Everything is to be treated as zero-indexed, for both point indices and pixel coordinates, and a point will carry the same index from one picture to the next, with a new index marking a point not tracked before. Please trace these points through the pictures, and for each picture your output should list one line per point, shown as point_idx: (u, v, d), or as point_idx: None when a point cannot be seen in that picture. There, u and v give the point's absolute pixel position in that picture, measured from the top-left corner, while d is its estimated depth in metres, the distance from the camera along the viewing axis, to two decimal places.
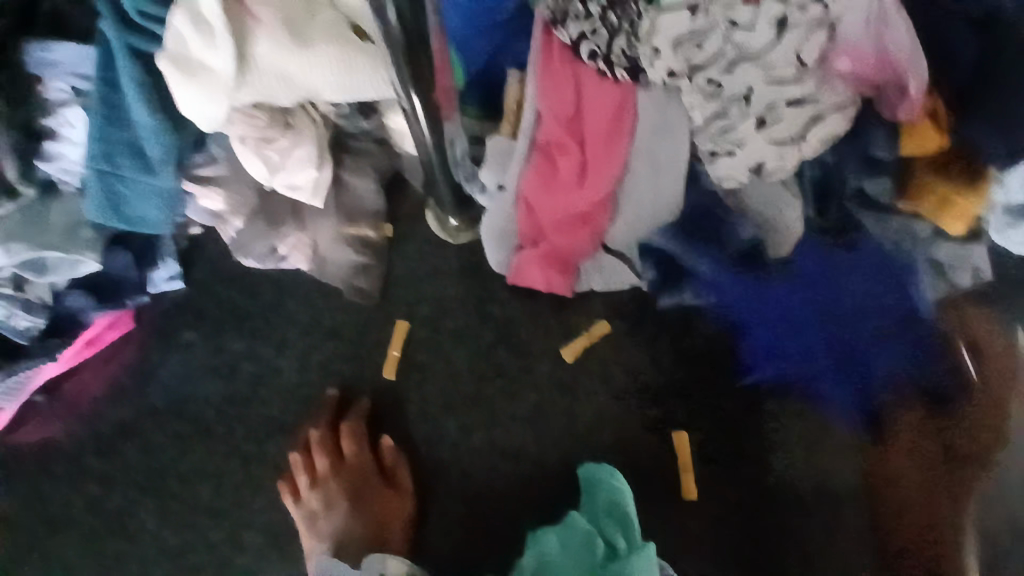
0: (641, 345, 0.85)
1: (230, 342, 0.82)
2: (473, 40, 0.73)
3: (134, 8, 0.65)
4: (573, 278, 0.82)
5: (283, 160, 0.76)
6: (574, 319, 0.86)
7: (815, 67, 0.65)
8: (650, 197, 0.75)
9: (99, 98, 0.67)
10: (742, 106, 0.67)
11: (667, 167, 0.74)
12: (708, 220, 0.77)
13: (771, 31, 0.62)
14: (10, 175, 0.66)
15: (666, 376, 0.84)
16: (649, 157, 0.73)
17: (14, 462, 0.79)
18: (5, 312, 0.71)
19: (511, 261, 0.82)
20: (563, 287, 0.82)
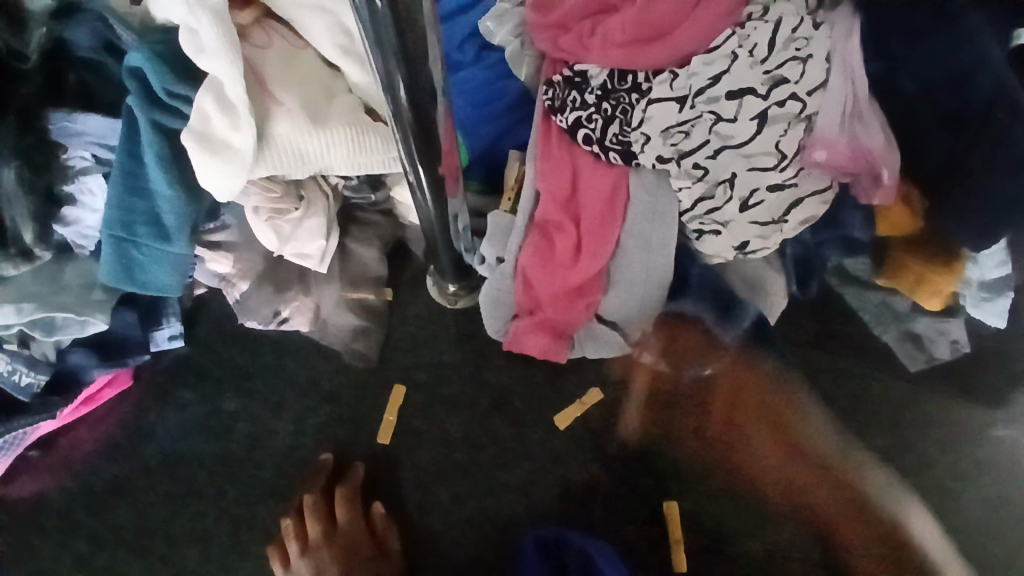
0: (636, 413, 0.82)
1: (228, 401, 0.84)
2: (479, 126, 0.85)
3: (161, 89, 0.68)
4: (566, 346, 0.81)
5: (294, 230, 0.78)
6: (568, 386, 0.83)
7: (794, 158, 0.67)
8: (643, 278, 0.74)
9: (121, 171, 0.70)
10: (728, 189, 0.68)
11: (659, 249, 0.73)
12: (723, 293, 0.75)
13: (753, 124, 0.66)
14: (27, 238, 0.71)
15: (660, 447, 0.82)
16: (641, 238, 0.73)
17: (12, 518, 0.81)
18: (9, 368, 0.76)
19: (507, 328, 0.82)
20: (557, 354, 0.81)
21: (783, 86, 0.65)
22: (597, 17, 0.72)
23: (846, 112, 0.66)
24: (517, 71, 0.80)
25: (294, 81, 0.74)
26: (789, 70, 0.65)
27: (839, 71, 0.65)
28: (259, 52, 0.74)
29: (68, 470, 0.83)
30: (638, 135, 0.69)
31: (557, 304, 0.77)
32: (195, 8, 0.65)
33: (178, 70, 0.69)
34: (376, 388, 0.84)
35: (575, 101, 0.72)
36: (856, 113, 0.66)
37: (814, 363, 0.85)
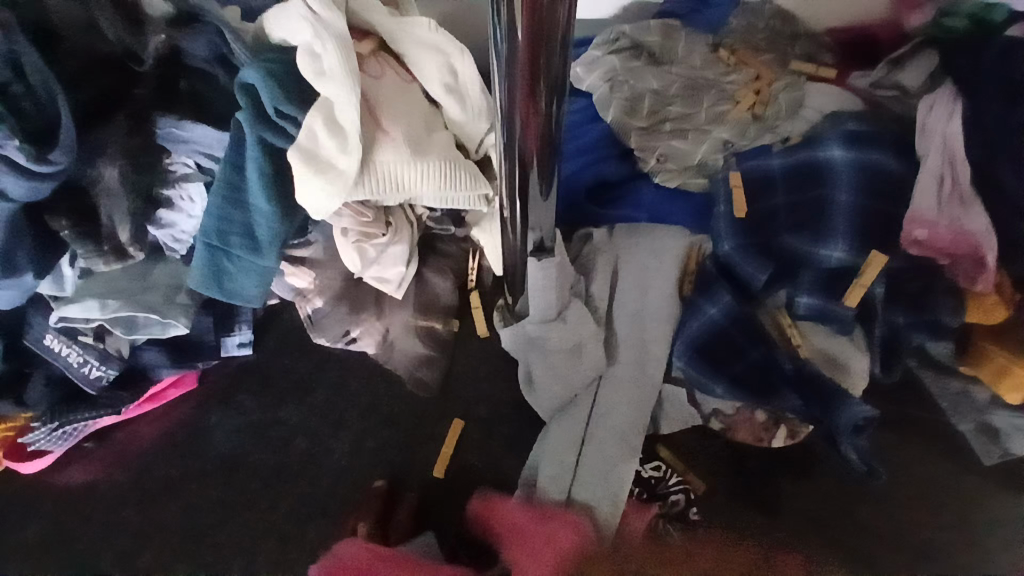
0: (728, 471, 0.81)
1: (288, 414, 0.84)
2: None
3: (272, 107, 0.70)
4: (601, 416, 0.78)
5: (378, 255, 0.80)
6: (651, 444, 0.81)
7: (695, 277, 0.81)
8: (641, 357, 0.80)
9: (224, 182, 0.72)
10: (667, 305, 0.81)
11: (654, 317, 0.81)
12: (769, 376, 0.75)
13: (672, 262, 0.82)
14: (124, 238, 0.72)
15: (743, 501, 0.79)
16: (635, 316, 0.82)
17: (62, 505, 0.82)
18: (81, 359, 0.78)
19: (554, 393, 0.79)
20: (595, 426, 0.77)
21: (667, 240, 0.84)
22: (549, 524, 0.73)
23: (942, 195, 0.76)
24: (604, 113, 0.83)
25: (400, 114, 0.76)
26: (659, 236, 0.84)
27: (935, 151, 0.77)
28: (373, 81, 0.77)
29: (122, 465, 0.83)
30: (583, 264, 0.85)
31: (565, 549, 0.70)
32: (322, 33, 0.69)
33: (290, 91, 0.71)
34: (435, 419, 0.83)
35: (585, 267, 0.84)
36: (952, 198, 0.76)
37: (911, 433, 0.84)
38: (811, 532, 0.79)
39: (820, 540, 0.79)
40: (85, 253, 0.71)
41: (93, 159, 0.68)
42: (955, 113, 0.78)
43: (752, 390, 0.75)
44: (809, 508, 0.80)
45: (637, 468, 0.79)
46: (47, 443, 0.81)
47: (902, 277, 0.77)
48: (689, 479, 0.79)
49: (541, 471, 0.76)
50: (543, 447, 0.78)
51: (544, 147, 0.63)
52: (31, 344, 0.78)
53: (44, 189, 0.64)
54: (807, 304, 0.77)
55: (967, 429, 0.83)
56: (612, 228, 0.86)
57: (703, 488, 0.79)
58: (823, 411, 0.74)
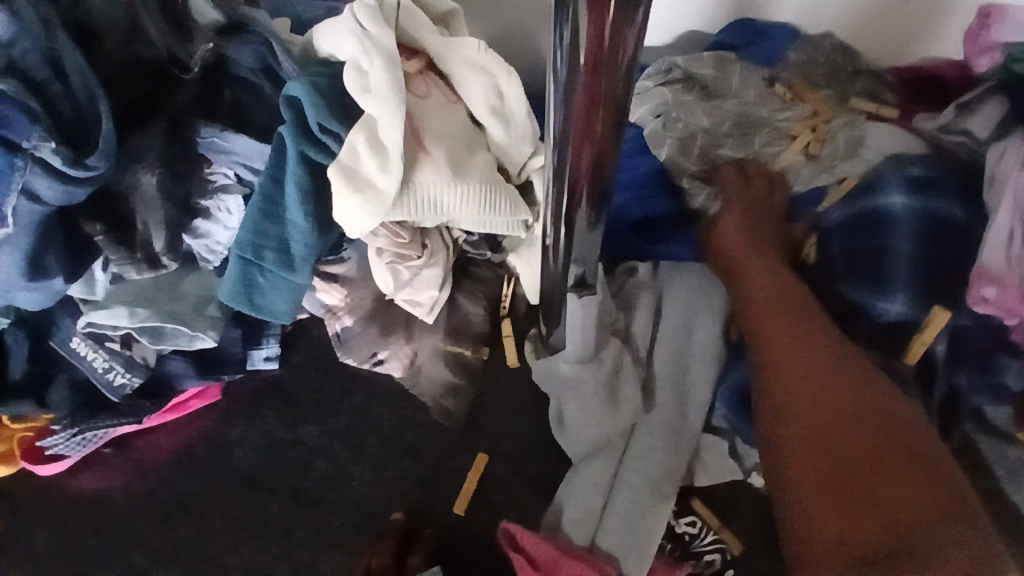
0: (768, 528, 0.75)
1: (308, 435, 0.82)
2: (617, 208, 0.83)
3: (315, 122, 0.69)
4: (639, 463, 0.73)
5: (412, 277, 0.78)
6: (687, 496, 0.75)
7: (738, 318, 0.78)
8: (680, 399, 0.76)
9: (262, 196, 0.71)
10: (710, 346, 0.77)
11: (696, 359, 0.77)
12: None
13: (716, 303, 0.79)
14: (157, 247, 0.70)
15: (783, 561, 0.74)
16: (676, 356, 0.78)
17: (74, 514, 0.80)
18: (107, 364, 0.76)
19: (587, 437, 0.74)
20: (631, 472, 0.72)
21: (710, 279, 0.81)
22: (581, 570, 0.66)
23: (1013, 250, 0.69)
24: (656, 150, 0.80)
25: (443, 135, 0.75)
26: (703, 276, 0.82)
27: (1006, 203, 0.71)
28: (417, 101, 0.75)
29: (138, 476, 0.82)
30: (622, 299, 0.81)
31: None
32: (369, 50, 0.68)
33: (335, 108, 0.69)
34: (459, 451, 0.80)
35: (624, 302, 0.80)
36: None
37: None
38: None
39: None
40: (117, 260, 0.68)
41: (130, 163, 0.67)
42: None
43: None
44: None
45: (671, 523, 0.74)
46: (66, 448, 0.80)
47: (964, 338, 0.72)
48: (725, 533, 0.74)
49: (571, 517, 0.71)
50: (571, 493, 0.73)
51: (597, 180, 0.59)
52: (58, 346, 0.78)
53: (78, 195, 0.61)
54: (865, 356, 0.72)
55: None
56: (657, 264, 0.82)
57: (740, 547, 0.74)
58: None
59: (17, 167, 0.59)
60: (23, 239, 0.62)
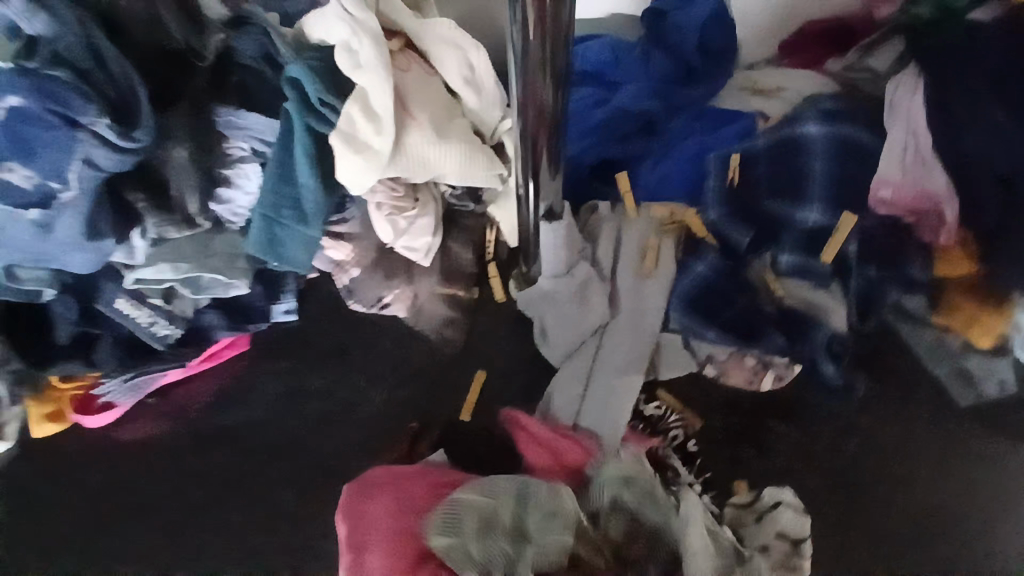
0: (721, 404, 0.91)
1: (329, 370, 0.95)
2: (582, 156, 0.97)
3: (316, 97, 0.81)
4: (606, 361, 0.88)
5: (408, 226, 0.91)
6: (652, 386, 0.91)
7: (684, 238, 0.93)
8: (639, 309, 0.90)
9: (276, 162, 0.84)
10: (662, 264, 0.91)
11: (653, 275, 0.91)
12: (751, 320, 0.86)
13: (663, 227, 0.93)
14: (192, 208, 0.83)
15: (730, 424, 0.90)
16: (634, 273, 0.92)
17: (126, 454, 0.92)
18: (151, 319, 0.89)
19: (565, 342, 0.91)
20: (602, 369, 0.88)
21: (661, 207, 0.94)
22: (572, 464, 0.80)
23: (907, 162, 0.86)
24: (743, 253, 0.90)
25: (425, 101, 0.88)
26: (656, 208, 0.95)
27: (902, 126, 0.87)
28: (402, 74, 0.88)
29: (181, 417, 0.94)
30: (588, 232, 0.95)
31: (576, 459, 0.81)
32: (358, 32, 0.80)
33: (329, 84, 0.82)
34: (460, 371, 0.94)
35: (589, 234, 0.95)
36: (918, 161, 0.86)
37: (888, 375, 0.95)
38: (798, 449, 0.90)
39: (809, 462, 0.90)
40: (161, 221, 0.82)
41: (165, 141, 0.80)
42: (918, 89, 0.87)
43: (739, 335, 0.86)
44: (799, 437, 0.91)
45: (640, 406, 0.89)
46: (117, 395, 0.92)
47: (873, 237, 0.88)
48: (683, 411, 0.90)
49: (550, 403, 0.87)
50: (551, 388, 0.88)
51: (550, 128, 0.74)
52: (104, 309, 0.89)
53: (126, 162, 0.75)
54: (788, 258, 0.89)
55: (937, 371, 0.94)
56: (614, 202, 0.97)
57: (698, 423, 0.90)
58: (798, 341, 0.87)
59: (76, 139, 0.71)
60: (81, 202, 0.75)
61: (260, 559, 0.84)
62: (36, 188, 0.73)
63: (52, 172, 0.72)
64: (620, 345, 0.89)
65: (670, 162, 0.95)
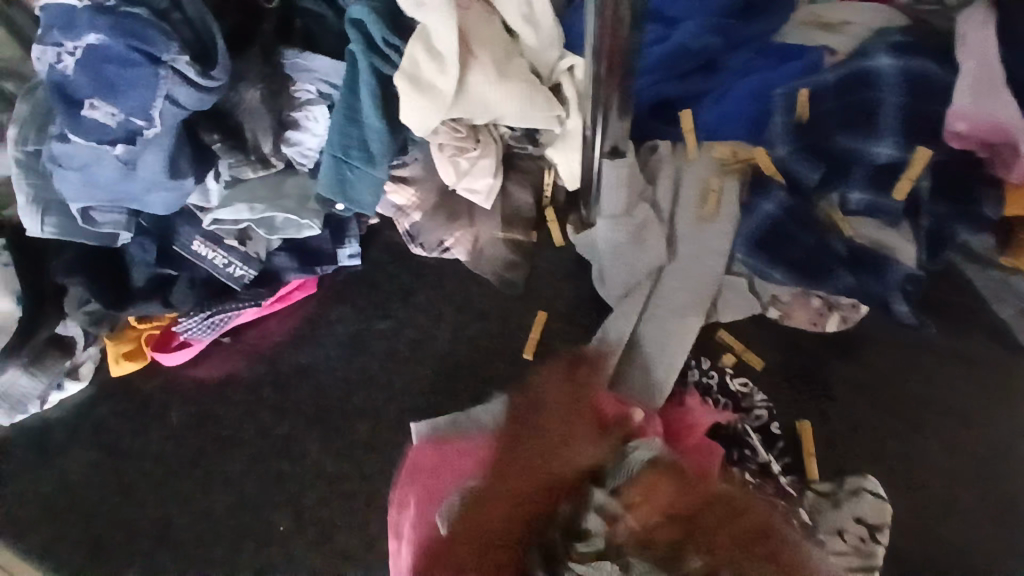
0: (780, 345, 0.91)
1: (395, 310, 0.97)
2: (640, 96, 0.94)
3: (380, 37, 0.82)
4: (668, 301, 0.88)
5: (470, 167, 0.92)
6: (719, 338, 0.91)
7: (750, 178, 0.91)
8: (701, 249, 0.89)
9: (342, 103, 0.84)
10: (725, 205, 0.90)
11: (717, 215, 0.90)
12: (818, 259, 0.85)
13: (724, 166, 0.92)
14: (266, 149, 0.85)
15: (792, 366, 0.90)
16: (696, 214, 0.90)
17: (206, 391, 0.97)
18: (227, 260, 0.92)
19: (626, 284, 0.90)
20: (665, 309, 0.88)
21: (723, 147, 0.92)
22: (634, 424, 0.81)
23: (978, 92, 0.81)
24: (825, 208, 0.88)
25: (487, 41, 0.87)
26: (718, 148, 0.93)
27: (971, 54, 0.83)
28: (464, 13, 0.87)
29: (256, 354, 0.97)
30: (647, 172, 0.94)
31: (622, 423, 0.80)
32: None
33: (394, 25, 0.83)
34: (521, 312, 0.95)
35: (649, 175, 0.93)
36: (991, 90, 0.82)
37: (955, 317, 0.93)
38: (865, 386, 0.89)
39: (878, 399, 0.89)
40: (237, 162, 0.85)
41: (236, 84, 0.83)
42: (989, 22, 0.83)
43: (805, 273, 0.85)
44: (866, 376, 0.90)
45: (725, 380, 0.89)
46: (197, 332, 0.95)
47: (942, 172, 0.85)
48: (745, 354, 0.90)
49: (608, 341, 0.87)
50: (610, 327, 0.88)
51: (621, 64, 0.74)
52: (180, 250, 0.93)
53: (206, 101, 0.76)
54: (859, 197, 0.86)
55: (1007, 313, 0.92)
56: (674, 142, 0.95)
57: (761, 363, 0.90)
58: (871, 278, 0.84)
59: (159, 77, 0.73)
60: (165, 140, 0.77)
61: (334, 490, 0.88)
62: (121, 125, 0.74)
63: (137, 109, 0.73)
64: (682, 285, 0.89)
65: (729, 101, 0.93)
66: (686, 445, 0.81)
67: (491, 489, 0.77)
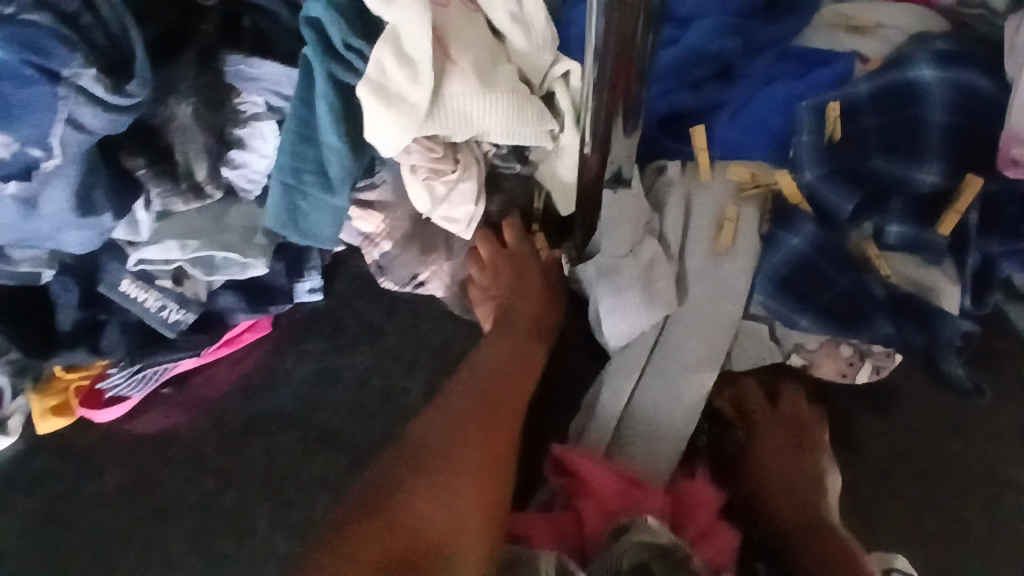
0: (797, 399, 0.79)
1: (361, 356, 0.85)
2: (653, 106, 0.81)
3: (340, 40, 0.69)
4: (677, 349, 0.76)
5: (448, 192, 0.79)
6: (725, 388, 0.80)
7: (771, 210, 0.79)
8: (714, 291, 0.77)
9: (294, 118, 0.71)
10: (743, 241, 0.77)
11: (736, 254, 0.77)
12: (851, 307, 0.73)
13: (734, 190, 0.80)
14: (200, 176, 0.72)
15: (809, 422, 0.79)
16: (709, 250, 0.78)
17: (142, 450, 0.83)
18: (160, 303, 0.79)
19: (632, 335, 0.75)
20: (674, 362, 0.76)
21: (738, 168, 0.80)
22: (636, 491, 0.69)
23: None
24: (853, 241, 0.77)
25: (468, 44, 0.74)
26: (732, 172, 0.80)
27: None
28: (440, 11, 0.73)
29: (202, 408, 0.85)
30: (654, 198, 0.82)
31: (615, 490, 0.69)
32: None
33: (357, 26, 0.70)
34: None
35: (655, 202, 0.81)
36: None
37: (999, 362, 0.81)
38: (896, 441, 0.78)
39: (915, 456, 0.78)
40: (164, 193, 0.72)
41: (165, 97, 0.69)
42: None
43: (839, 321, 0.73)
44: (899, 430, 0.79)
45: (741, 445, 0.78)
46: (127, 388, 0.83)
47: (995, 204, 0.74)
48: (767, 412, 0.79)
49: (608, 399, 0.76)
50: (610, 382, 0.76)
51: (631, 74, 0.62)
52: (106, 291, 0.80)
53: (121, 123, 0.63)
54: (897, 231, 0.75)
55: None
56: (683, 163, 0.83)
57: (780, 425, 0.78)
58: (912, 325, 0.73)
59: (58, 96, 0.59)
60: (70, 171, 0.64)
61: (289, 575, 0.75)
62: (15, 156, 0.62)
63: (34, 137, 0.61)
64: (697, 331, 0.76)
65: (749, 116, 0.81)
66: (693, 527, 0.69)
67: (448, 430, 0.73)
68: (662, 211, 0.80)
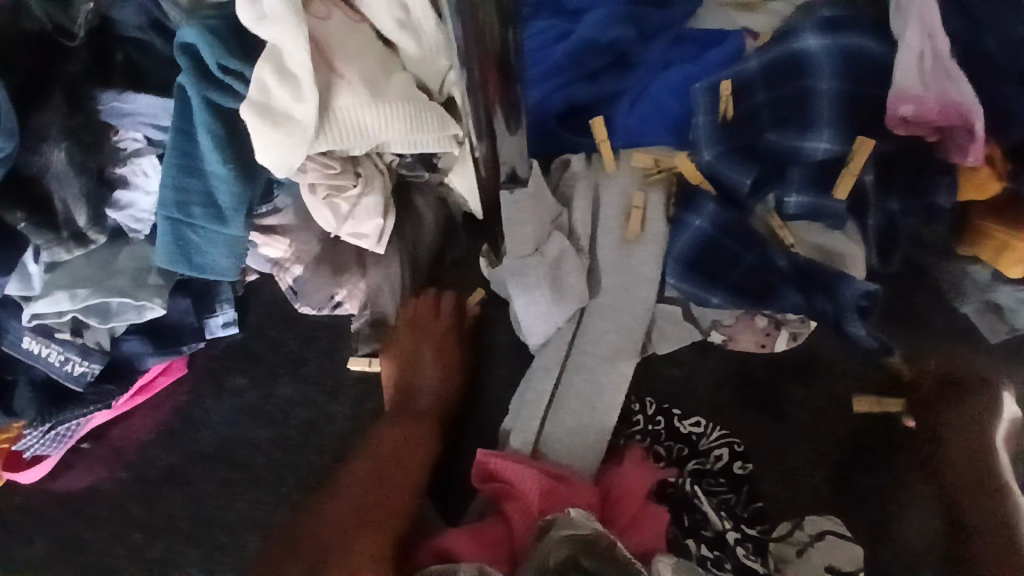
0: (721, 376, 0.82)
1: (281, 388, 0.83)
2: (551, 100, 0.80)
3: (214, 62, 0.66)
4: (595, 339, 0.77)
5: (351, 209, 0.76)
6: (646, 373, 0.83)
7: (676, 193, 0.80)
8: (625, 281, 0.78)
9: (175, 150, 0.69)
10: (650, 226, 0.78)
11: (644, 240, 0.78)
12: (759, 281, 0.73)
13: (640, 178, 0.80)
14: (81, 222, 0.68)
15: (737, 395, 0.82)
16: (617, 240, 0.78)
17: (66, 509, 0.82)
18: (63, 356, 0.76)
19: (547, 331, 0.77)
20: (594, 354, 0.77)
21: (642, 155, 0.80)
22: (560, 485, 0.69)
23: (924, 70, 0.72)
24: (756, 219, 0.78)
25: (353, 55, 0.71)
26: (637, 158, 0.80)
27: (914, 28, 0.72)
28: (319, 23, 0.71)
29: (121, 461, 0.83)
30: (562, 194, 0.82)
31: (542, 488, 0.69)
32: None
33: (232, 46, 0.66)
34: None
35: (563, 198, 0.82)
36: (934, 71, 0.72)
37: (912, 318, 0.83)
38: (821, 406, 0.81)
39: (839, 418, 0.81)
40: (45, 244, 0.68)
41: (37, 144, 0.66)
42: None
43: (750, 296, 0.73)
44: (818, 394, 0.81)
45: (675, 424, 0.79)
46: (43, 448, 0.80)
47: (891, 163, 0.74)
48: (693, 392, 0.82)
49: (532, 399, 0.77)
50: (533, 382, 0.77)
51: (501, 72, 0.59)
52: (9, 350, 0.76)
53: None
54: (799, 200, 0.74)
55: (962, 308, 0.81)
56: (589, 154, 0.82)
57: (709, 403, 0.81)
58: (820, 295, 0.73)
59: None
60: None
61: None
62: None
63: None
64: (613, 321, 0.77)
65: (649, 103, 0.80)
66: (621, 519, 0.70)
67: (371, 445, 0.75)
68: (569, 207, 0.80)
